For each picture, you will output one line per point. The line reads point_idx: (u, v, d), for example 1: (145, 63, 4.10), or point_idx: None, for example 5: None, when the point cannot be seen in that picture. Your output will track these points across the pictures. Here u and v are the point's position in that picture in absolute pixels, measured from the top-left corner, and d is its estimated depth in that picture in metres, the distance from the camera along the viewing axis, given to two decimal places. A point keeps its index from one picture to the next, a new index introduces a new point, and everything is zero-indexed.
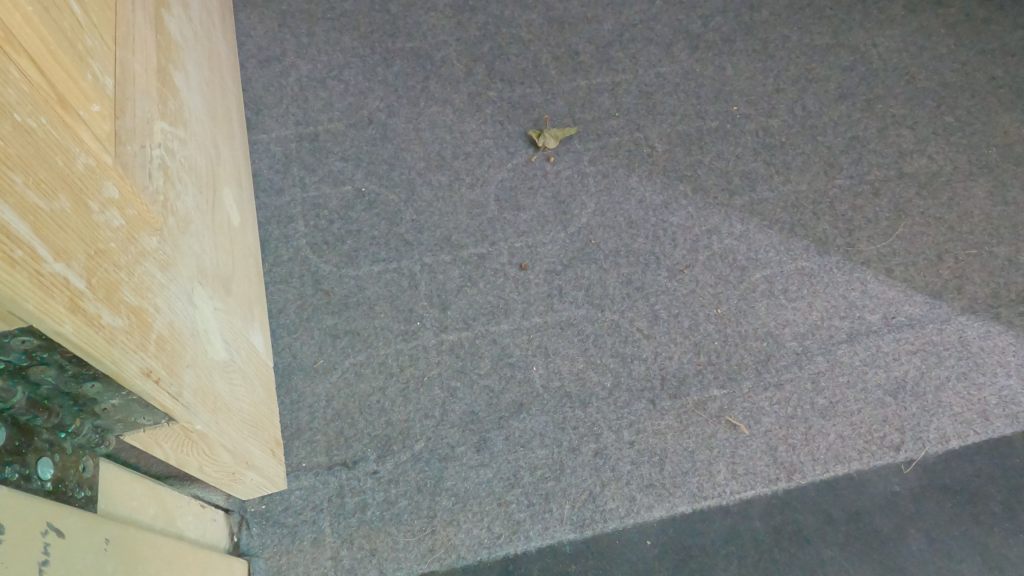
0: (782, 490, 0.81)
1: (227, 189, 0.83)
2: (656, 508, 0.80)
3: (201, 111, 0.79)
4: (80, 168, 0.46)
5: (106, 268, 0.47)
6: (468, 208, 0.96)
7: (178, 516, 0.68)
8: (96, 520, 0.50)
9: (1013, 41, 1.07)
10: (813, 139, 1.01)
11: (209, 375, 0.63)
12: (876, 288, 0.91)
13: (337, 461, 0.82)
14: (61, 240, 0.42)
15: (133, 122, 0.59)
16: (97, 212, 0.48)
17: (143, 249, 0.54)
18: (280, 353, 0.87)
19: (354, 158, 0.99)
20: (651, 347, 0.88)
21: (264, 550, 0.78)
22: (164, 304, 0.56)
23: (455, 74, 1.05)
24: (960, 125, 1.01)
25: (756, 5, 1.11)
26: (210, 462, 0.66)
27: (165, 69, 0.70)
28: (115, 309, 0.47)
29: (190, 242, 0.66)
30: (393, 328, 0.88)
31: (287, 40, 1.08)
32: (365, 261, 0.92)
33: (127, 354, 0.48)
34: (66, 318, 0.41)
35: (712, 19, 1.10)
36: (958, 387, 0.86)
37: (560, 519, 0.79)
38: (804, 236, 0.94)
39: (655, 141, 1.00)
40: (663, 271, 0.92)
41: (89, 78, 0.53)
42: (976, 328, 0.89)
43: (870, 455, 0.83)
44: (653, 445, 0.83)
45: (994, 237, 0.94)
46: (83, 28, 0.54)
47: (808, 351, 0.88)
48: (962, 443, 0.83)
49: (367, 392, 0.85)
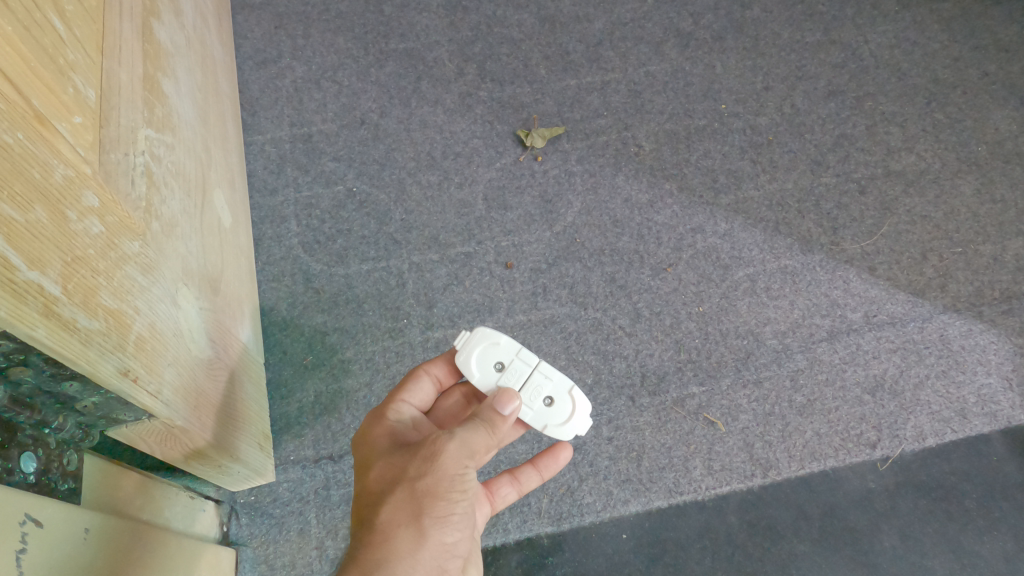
0: (757, 486, 0.84)
1: (218, 191, 0.87)
2: (633, 502, 0.83)
3: (191, 116, 0.83)
4: (58, 180, 0.50)
5: (83, 274, 0.51)
6: (457, 208, 0.98)
7: (166, 507, 0.72)
8: (75, 511, 0.55)
9: (1006, 36, 1.07)
10: (800, 137, 1.02)
11: (191, 373, 0.66)
12: (858, 286, 0.93)
13: (324, 454, 0.87)
14: (35, 249, 0.46)
15: (117, 131, 0.63)
16: (74, 221, 0.51)
17: (124, 253, 0.58)
18: (271, 349, 0.91)
19: (347, 159, 1.02)
20: (632, 344, 0.90)
21: (252, 539, 0.83)
22: (145, 306, 0.60)
23: (447, 74, 1.07)
24: (949, 122, 1.02)
25: (747, 3, 1.11)
26: (195, 455, 0.70)
27: (152, 77, 0.73)
28: (92, 312, 0.51)
29: (175, 244, 0.69)
30: (382, 326, 0.92)
31: (283, 42, 1.11)
32: (356, 261, 0.96)
33: (104, 355, 0.52)
34: (40, 324, 0.45)
35: (702, 17, 1.10)
36: (937, 386, 0.88)
37: (539, 513, 0.82)
38: (787, 236, 0.96)
39: (642, 140, 1.02)
40: (647, 269, 0.94)
41: (71, 91, 0.56)
42: (957, 326, 0.91)
43: (845, 452, 0.85)
44: (632, 441, 0.86)
45: (980, 236, 0.95)
46: (66, 43, 0.57)
47: (787, 348, 0.90)
48: (939, 441, 0.85)
49: (356, 386, 0.89)
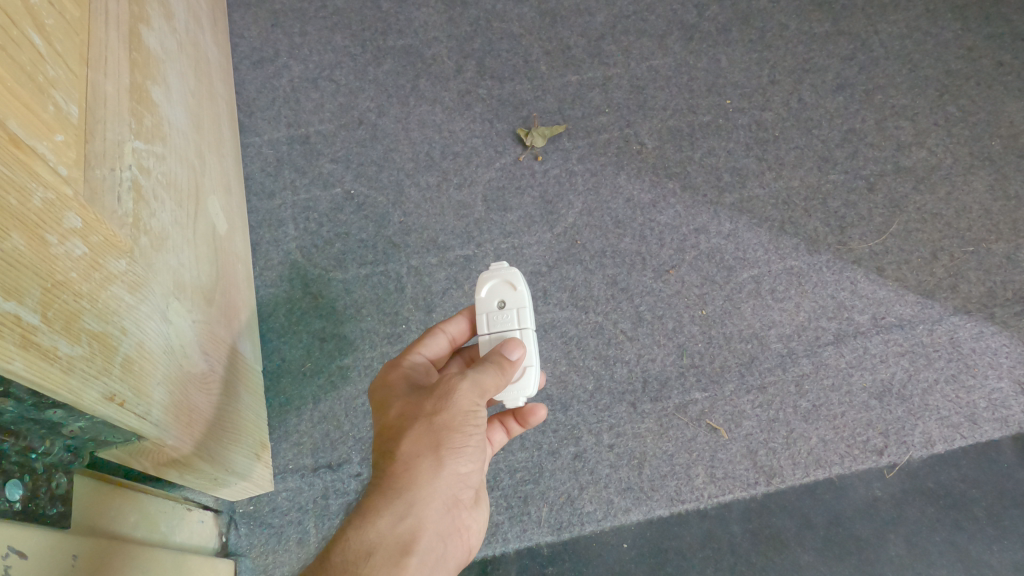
0: (761, 494, 0.81)
1: (212, 198, 0.85)
2: (633, 511, 0.81)
3: (183, 123, 0.80)
4: (36, 204, 0.48)
5: (65, 299, 0.49)
6: (455, 209, 0.96)
7: (163, 522, 0.71)
8: (63, 538, 0.53)
9: None
10: (807, 133, 0.98)
11: (183, 389, 0.64)
12: (866, 288, 0.90)
13: (322, 463, 0.86)
14: (12, 278, 0.44)
15: (102, 146, 0.60)
16: (55, 244, 0.49)
17: (109, 273, 0.55)
18: (268, 356, 0.90)
19: (344, 160, 0.99)
20: (634, 349, 0.88)
21: (251, 549, 0.82)
22: (133, 325, 0.57)
23: (445, 71, 1.04)
24: (963, 115, 0.97)
25: None
26: (189, 470, 0.68)
27: (141, 86, 0.70)
28: (74, 338, 0.49)
29: (164, 257, 0.67)
30: (380, 331, 0.90)
31: (279, 41, 1.08)
32: (353, 264, 0.94)
33: (88, 381, 0.50)
34: (17, 357, 0.43)
35: (707, 8, 1.06)
36: (946, 391, 0.85)
37: (538, 522, 0.81)
38: (793, 235, 0.93)
39: (644, 138, 0.98)
40: (649, 271, 0.91)
41: (52, 110, 0.53)
42: (968, 329, 0.87)
43: (852, 459, 0.82)
44: (633, 449, 0.84)
45: (994, 234, 0.91)
46: (46, 59, 0.54)
47: (793, 352, 0.87)
48: (948, 447, 0.82)
49: (354, 394, 0.88)
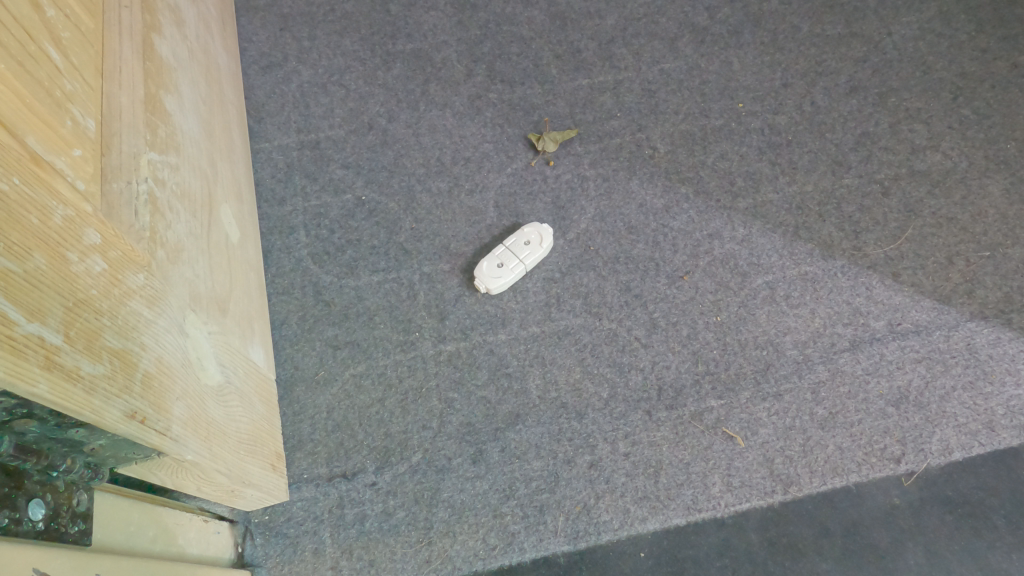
0: (779, 503, 0.79)
1: (224, 206, 0.82)
2: (650, 521, 0.79)
3: (196, 129, 0.78)
4: (57, 223, 0.47)
5: (87, 317, 0.48)
6: (467, 215, 0.94)
7: (180, 534, 0.69)
8: (86, 558, 0.51)
9: None
10: (820, 136, 0.96)
11: (201, 402, 0.62)
12: (882, 293, 0.88)
13: (337, 472, 0.82)
14: (34, 299, 0.43)
15: (119, 159, 0.59)
16: (75, 262, 0.48)
17: (129, 288, 0.54)
18: (281, 364, 0.87)
19: (355, 166, 0.98)
20: (649, 356, 0.86)
21: (267, 560, 0.79)
22: (152, 340, 0.55)
23: (455, 75, 1.03)
24: (977, 118, 0.96)
25: None
26: (207, 484, 0.65)
27: (156, 95, 0.69)
28: (95, 357, 0.47)
29: (182, 269, 0.65)
30: (393, 339, 0.88)
31: (288, 45, 1.07)
32: (365, 271, 0.92)
33: (109, 401, 0.48)
34: (41, 379, 0.42)
35: (718, 11, 1.06)
36: (964, 398, 0.82)
37: (554, 531, 0.78)
38: (808, 240, 0.91)
39: (656, 141, 0.97)
40: (663, 278, 0.90)
41: (69, 124, 0.53)
42: (985, 335, 0.85)
43: (869, 467, 0.80)
44: (649, 457, 0.81)
45: (1009, 238, 0.89)
46: (62, 73, 0.54)
47: (808, 359, 0.85)
48: (966, 455, 0.80)
49: (367, 402, 0.85)
